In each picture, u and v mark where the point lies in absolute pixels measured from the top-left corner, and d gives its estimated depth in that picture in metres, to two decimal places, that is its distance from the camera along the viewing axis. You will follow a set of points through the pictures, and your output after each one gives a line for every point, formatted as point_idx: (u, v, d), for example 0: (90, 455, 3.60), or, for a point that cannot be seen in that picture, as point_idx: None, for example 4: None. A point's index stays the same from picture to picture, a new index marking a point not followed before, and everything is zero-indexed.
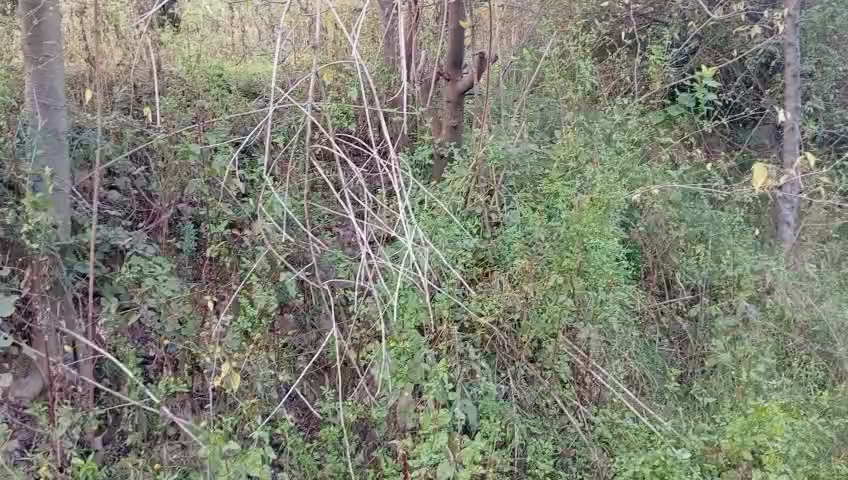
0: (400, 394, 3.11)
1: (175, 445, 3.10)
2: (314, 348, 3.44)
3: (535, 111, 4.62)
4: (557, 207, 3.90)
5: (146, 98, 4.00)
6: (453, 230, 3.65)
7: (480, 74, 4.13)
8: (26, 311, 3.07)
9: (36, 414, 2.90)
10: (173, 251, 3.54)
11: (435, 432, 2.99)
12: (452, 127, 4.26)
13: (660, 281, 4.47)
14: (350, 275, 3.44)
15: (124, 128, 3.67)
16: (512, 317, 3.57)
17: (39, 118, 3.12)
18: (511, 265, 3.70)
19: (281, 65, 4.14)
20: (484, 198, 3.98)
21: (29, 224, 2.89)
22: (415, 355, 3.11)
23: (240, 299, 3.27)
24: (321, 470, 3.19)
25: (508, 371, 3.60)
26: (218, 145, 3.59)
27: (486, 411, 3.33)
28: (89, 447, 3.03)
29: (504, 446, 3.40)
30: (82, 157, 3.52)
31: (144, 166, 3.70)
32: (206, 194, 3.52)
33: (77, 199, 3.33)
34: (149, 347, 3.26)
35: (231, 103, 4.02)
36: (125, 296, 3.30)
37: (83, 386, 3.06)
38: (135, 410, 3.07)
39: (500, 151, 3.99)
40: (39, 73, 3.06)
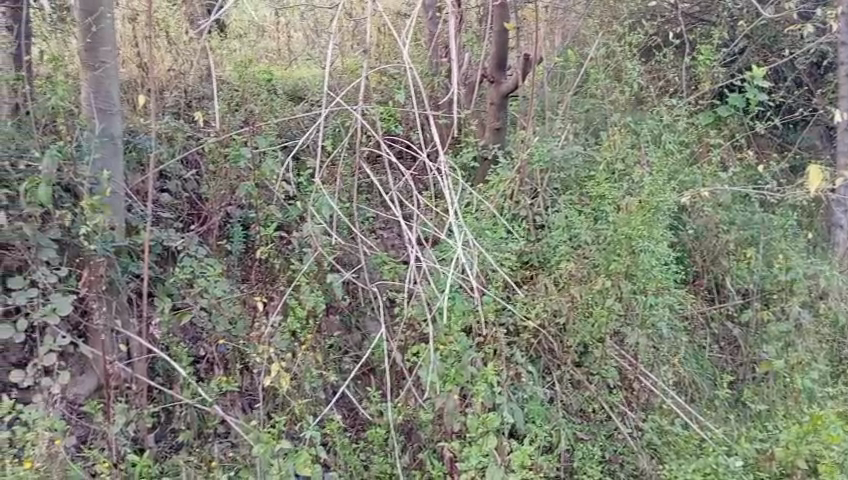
0: (449, 397, 3.08)
1: (225, 443, 3.14)
2: (359, 350, 3.50)
3: (581, 113, 4.55)
4: (603, 209, 3.86)
5: (196, 103, 4.08)
6: (499, 233, 3.63)
7: (525, 76, 4.14)
8: (82, 310, 3.10)
9: (93, 411, 2.98)
10: (223, 253, 3.63)
11: (484, 435, 3.00)
12: (495, 129, 4.27)
13: (710, 285, 4.34)
14: (396, 277, 3.44)
15: (177, 132, 3.75)
16: (558, 321, 3.52)
17: (96, 122, 3.21)
18: (556, 269, 3.65)
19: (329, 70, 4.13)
20: (528, 200, 3.92)
21: (88, 225, 3.00)
22: (463, 357, 3.12)
23: (290, 301, 3.34)
24: (367, 471, 3.22)
25: (554, 375, 3.53)
26: (268, 151, 3.67)
27: (532, 415, 3.30)
28: (142, 445, 3.07)
29: (551, 451, 3.35)
30: (135, 161, 3.60)
31: (194, 170, 3.78)
32: (256, 197, 3.61)
33: (132, 202, 3.42)
34: (200, 346, 3.33)
35: (278, 106, 4.10)
36: (178, 297, 3.36)
37: (137, 385, 3.12)
38: (186, 408, 3.14)
39: (546, 154, 3.97)
40: (97, 79, 3.17)
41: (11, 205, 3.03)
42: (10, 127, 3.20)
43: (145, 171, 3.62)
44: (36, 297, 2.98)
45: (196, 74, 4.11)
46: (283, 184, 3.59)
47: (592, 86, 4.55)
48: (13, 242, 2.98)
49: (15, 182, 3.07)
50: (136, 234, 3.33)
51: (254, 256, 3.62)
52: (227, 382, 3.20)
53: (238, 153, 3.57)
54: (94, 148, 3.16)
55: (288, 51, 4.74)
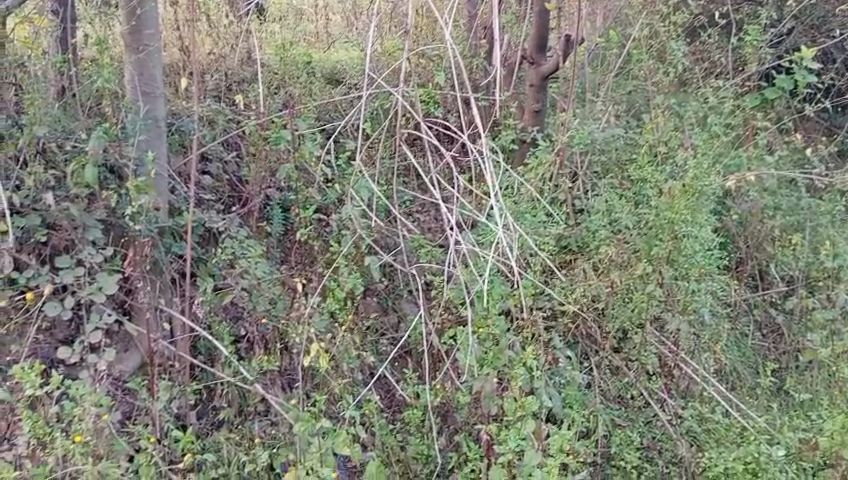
0: (487, 381, 3.07)
1: (265, 421, 3.19)
2: (396, 332, 3.52)
3: (623, 95, 4.48)
4: (645, 192, 3.80)
5: (236, 87, 4.14)
6: (539, 215, 3.60)
7: (566, 57, 4.10)
8: (127, 289, 3.17)
9: (137, 388, 3.04)
10: (264, 234, 3.66)
11: (522, 419, 2.99)
12: (534, 111, 4.24)
13: (753, 271, 4.25)
14: (433, 259, 3.48)
15: (218, 115, 3.79)
16: (597, 306, 3.51)
17: (140, 105, 3.24)
18: (596, 253, 3.61)
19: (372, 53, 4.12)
20: (568, 182, 3.88)
21: (133, 206, 3.04)
22: (501, 340, 3.11)
23: (329, 283, 3.38)
24: (404, 451, 3.23)
25: (592, 360, 3.51)
26: (307, 133, 3.77)
27: (569, 400, 3.27)
28: (185, 421, 3.12)
29: (588, 437, 3.32)
30: (177, 143, 3.65)
31: (235, 153, 3.85)
32: (296, 179, 3.65)
33: (175, 184, 3.45)
34: (241, 326, 3.37)
35: (317, 90, 4.14)
36: (220, 277, 3.41)
37: (180, 362, 3.18)
38: (228, 386, 3.21)
39: (586, 136, 3.87)
40: (141, 62, 3.19)
41: (57, 184, 3.12)
42: (58, 109, 3.34)
43: (188, 153, 3.66)
44: (83, 275, 3.03)
45: (237, 57, 4.16)
46: (321, 165, 3.66)
47: (634, 67, 4.46)
48: (61, 221, 3.04)
49: (62, 162, 3.16)
50: (179, 214, 3.38)
51: (293, 239, 3.67)
52: (268, 360, 3.23)
53: (278, 135, 3.65)
54: (140, 130, 3.20)
55: (326, 34, 4.75)
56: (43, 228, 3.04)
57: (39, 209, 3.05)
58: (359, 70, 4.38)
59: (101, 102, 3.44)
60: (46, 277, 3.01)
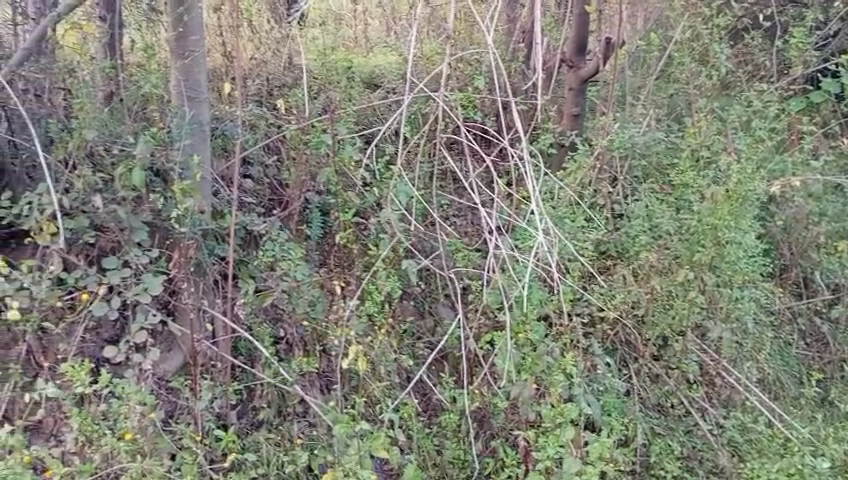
0: (524, 386, 3.05)
1: (303, 423, 3.23)
2: (432, 336, 3.53)
3: (664, 98, 4.39)
4: (687, 197, 3.75)
5: (277, 91, 4.18)
6: (578, 220, 3.57)
7: (607, 60, 4.07)
8: (171, 290, 3.23)
9: (179, 387, 3.12)
10: (302, 237, 3.71)
11: (561, 426, 2.97)
12: (573, 115, 4.19)
13: (798, 278, 4.13)
14: (468, 264, 3.51)
15: (260, 120, 3.87)
16: (637, 313, 3.46)
17: (186, 109, 3.29)
18: (636, 259, 3.55)
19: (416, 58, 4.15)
20: (607, 187, 3.83)
21: (179, 208, 3.09)
22: (538, 346, 3.10)
23: (367, 286, 3.41)
24: (440, 455, 3.25)
25: (631, 368, 3.46)
26: (347, 138, 3.81)
27: (608, 407, 3.24)
28: (225, 421, 3.17)
29: (626, 445, 3.26)
30: (220, 147, 3.74)
31: (276, 157, 3.87)
32: (336, 183, 3.68)
33: (219, 187, 3.53)
34: (280, 327, 3.41)
35: (356, 94, 4.17)
36: (260, 279, 3.44)
37: (221, 363, 3.22)
38: (268, 387, 3.24)
39: (626, 141, 3.89)
40: (186, 67, 3.25)
41: (104, 187, 3.18)
42: (106, 113, 3.37)
43: (229, 157, 3.75)
44: (129, 275, 3.09)
45: (278, 62, 4.22)
46: (360, 170, 3.69)
47: (676, 70, 4.39)
48: (108, 223, 3.11)
49: (109, 166, 3.21)
50: (222, 217, 3.44)
51: (331, 242, 3.71)
52: (308, 361, 3.31)
53: (319, 138, 3.70)
54: (186, 135, 3.26)
55: (365, 39, 4.78)
56: (91, 230, 3.11)
57: (86, 211, 3.10)
58: (398, 75, 4.43)
59: (147, 107, 3.52)
60: (93, 278, 3.07)
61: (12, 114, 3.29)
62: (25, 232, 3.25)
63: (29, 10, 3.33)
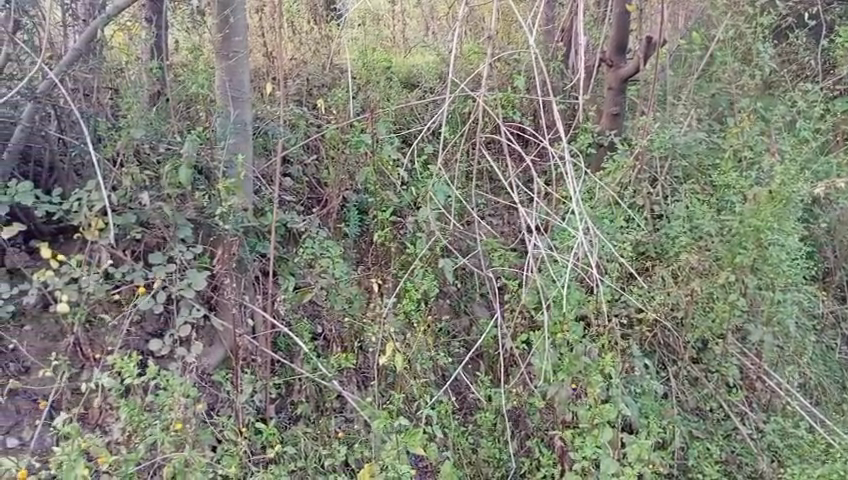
0: (561, 386, 3.06)
1: (340, 418, 3.28)
2: (467, 336, 3.59)
3: (706, 97, 4.37)
4: (729, 198, 3.67)
5: (316, 91, 4.24)
6: (620, 219, 3.55)
7: (647, 59, 4.04)
8: (213, 285, 3.29)
9: (221, 381, 3.19)
10: (341, 235, 3.78)
11: (600, 426, 2.96)
12: (613, 114, 4.18)
13: (842, 283, 4.10)
14: (506, 263, 3.50)
15: (300, 119, 3.94)
16: (676, 315, 3.42)
17: (230, 109, 3.36)
18: (676, 260, 3.51)
19: (458, 60, 4.20)
20: (646, 188, 3.81)
21: (223, 205, 3.14)
22: (576, 347, 3.06)
23: (405, 284, 3.43)
24: (475, 454, 3.23)
25: (669, 370, 3.46)
26: (385, 138, 3.85)
27: (646, 410, 3.21)
28: (265, 414, 3.23)
29: (664, 448, 3.22)
30: (261, 146, 3.79)
31: (315, 156, 3.95)
32: (374, 183, 3.75)
33: (260, 185, 3.60)
34: (318, 323, 3.47)
35: (395, 95, 4.19)
36: (300, 276, 3.49)
37: (261, 357, 3.26)
38: (307, 382, 3.29)
39: (667, 141, 3.87)
40: (230, 68, 3.30)
41: (150, 184, 3.26)
42: (152, 113, 3.45)
43: (270, 156, 3.81)
44: (174, 271, 3.17)
45: (317, 64, 4.30)
46: (399, 170, 3.75)
47: (718, 69, 4.34)
48: (155, 220, 3.20)
49: (154, 163, 3.32)
50: (263, 214, 3.50)
51: (368, 240, 3.77)
52: (345, 358, 3.31)
53: (359, 138, 3.72)
54: (230, 135, 3.34)
55: (403, 40, 4.84)
56: (138, 226, 3.19)
57: (132, 208, 3.19)
58: (435, 75, 4.49)
59: (196, 107, 3.69)
60: (139, 273, 3.13)
61: (61, 113, 3.36)
62: (74, 227, 3.39)
63: (80, 11, 3.36)
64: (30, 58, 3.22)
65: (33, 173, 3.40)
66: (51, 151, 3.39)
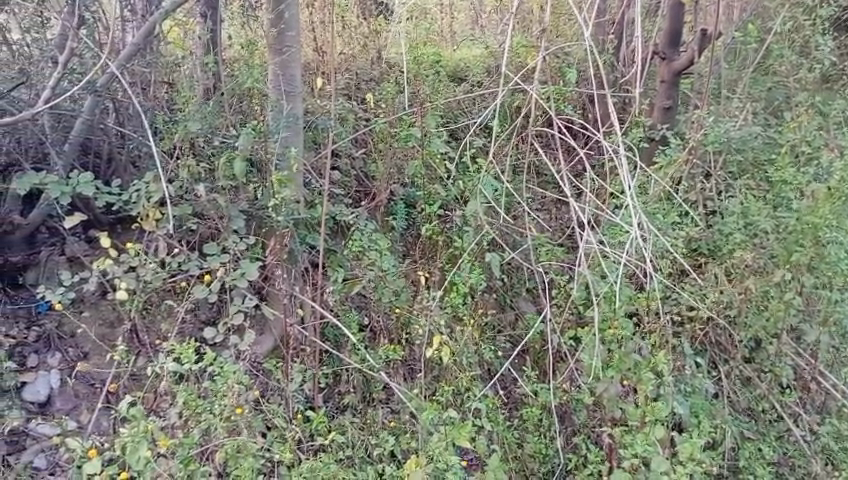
0: (611, 382, 3.02)
1: (387, 408, 3.31)
2: (513, 330, 3.58)
3: (762, 92, 4.25)
4: (786, 195, 3.56)
5: (364, 85, 4.30)
6: (673, 215, 3.48)
7: (701, 53, 4.00)
8: (264, 276, 3.35)
9: (271, 369, 3.23)
10: (388, 229, 3.79)
11: (651, 423, 2.89)
12: (665, 108, 4.16)
13: None
14: (552, 258, 3.49)
15: (350, 113, 3.96)
16: (729, 314, 3.37)
17: (283, 104, 3.41)
18: (729, 258, 3.45)
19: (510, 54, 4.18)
20: (700, 183, 3.78)
21: (275, 197, 3.20)
22: (626, 343, 3.04)
23: (452, 278, 3.44)
24: (521, 449, 3.21)
25: (721, 369, 3.40)
26: (434, 132, 3.85)
27: (696, 408, 3.16)
28: (313, 403, 3.27)
29: (713, 448, 3.18)
30: (311, 139, 3.83)
31: (363, 149, 3.98)
32: (422, 176, 3.78)
33: (310, 177, 3.64)
34: (366, 315, 3.49)
35: (444, 89, 4.25)
36: (348, 268, 3.50)
37: (310, 347, 3.30)
38: (354, 372, 3.33)
39: (721, 135, 3.71)
40: (282, 63, 3.36)
41: (205, 177, 3.36)
42: (207, 107, 3.53)
43: (319, 149, 3.83)
44: (229, 261, 3.24)
45: (365, 58, 4.36)
46: (446, 164, 3.80)
47: (774, 62, 4.26)
48: (209, 211, 3.29)
49: (208, 156, 3.41)
50: (312, 206, 3.53)
51: (414, 234, 3.80)
52: (393, 350, 3.33)
53: (408, 133, 3.75)
54: (283, 128, 3.37)
55: (450, 34, 4.88)
56: (193, 218, 3.29)
57: (188, 200, 3.29)
58: (482, 69, 4.51)
59: (251, 101, 3.69)
60: (195, 263, 3.22)
61: (120, 107, 3.49)
62: (131, 218, 3.50)
63: (138, 6, 3.44)
64: (92, 53, 3.29)
65: (92, 165, 3.51)
66: (110, 144, 3.49)
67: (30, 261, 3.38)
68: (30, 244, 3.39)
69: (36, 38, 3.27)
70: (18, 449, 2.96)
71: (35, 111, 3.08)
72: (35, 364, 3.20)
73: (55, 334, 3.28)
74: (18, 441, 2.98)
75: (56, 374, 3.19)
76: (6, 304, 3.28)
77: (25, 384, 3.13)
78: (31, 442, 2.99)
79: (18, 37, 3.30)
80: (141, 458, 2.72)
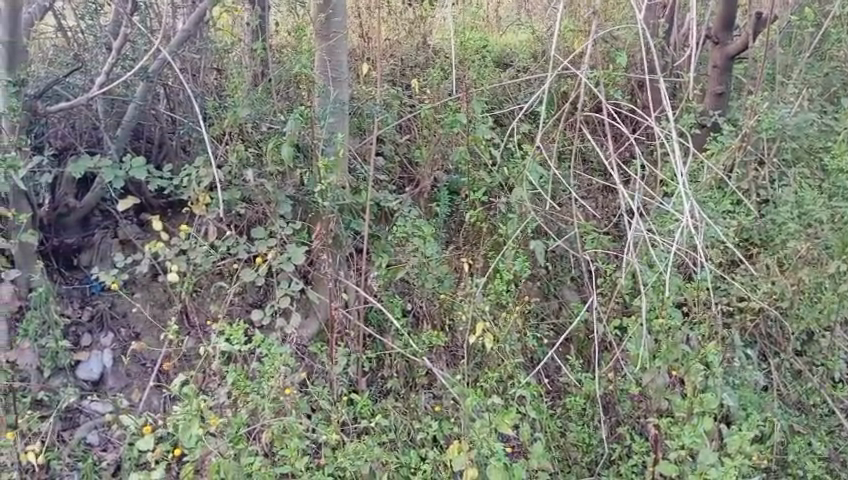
0: (659, 373, 2.96)
1: (430, 394, 3.32)
2: (557, 318, 3.57)
3: (819, 77, 4.14)
4: (843, 183, 3.44)
5: (409, 71, 4.33)
6: (726, 204, 3.44)
7: (755, 37, 3.91)
8: (310, 260, 3.38)
9: (317, 351, 3.28)
10: (432, 215, 3.80)
11: (698, 415, 2.82)
12: (717, 94, 4.09)
13: None
14: (599, 246, 3.46)
15: (396, 99, 3.97)
16: (781, 305, 3.27)
17: (330, 89, 3.43)
18: (783, 248, 3.37)
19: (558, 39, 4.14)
20: (752, 171, 3.68)
21: (322, 183, 3.24)
22: (675, 334, 2.99)
23: (497, 265, 3.43)
24: (564, 437, 3.19)
25: (771, 362, 3.33)
26: (480, 117, 3.81)
27: (745, 401, 3.10)
28: (357, 387, 3.31)
29: (762, 442, 3.09)
30: (355, 126, 3.82)
31: (408, 136, 3.98)
32: (467, 162, 3.74)
33: (354, 163, 3.65)
34: (410, 301, 3.51)
35: (490, 74, 4.25)
36: (392, 254, 3.50)
37: (355, 331, 3.33)
38: (397, 357, 3.35)
39: (776, 122, 3.62)
40: (329, 49, 3.38)
41: (253, 163, 3.40)
42: (256, 93, 3.58)
43: (364, 136, 3.83)
44: (276, 245, 3.28)
45: (411, 44, 4.37)
46: (491, 149, 3.73)
47: (831, 47, 4.18)
48: (257, 196, 3.32)
49: (256, 142, 3.46)
50: (357, 192, 3.54)
51: (458, 221, 3.80)
52: (437, 336, 3.33)
53: (454, 118, 3.70)
54: (329, 114, 3.40)
55: (497, 18, 4.85)
56: (242, 202, 3.34)
57: (237, 184, 3.33)
58: (529, 55, 4.52)
59: (300, 87, 3.69)
60: (244, 247, 3.28)
61: (170, 93, 3.56)
62: (182, 202, 3.56)
63: None
64: (145, 40, 3.38)
65: (145, 149, 3.60)
66: (161, 129, 3.58)
67: (85, 243, 3.49)
68: (85, 227, 3.51)
69: (90, 25, 3.36)
70: (72, 425, 3.08)
71: (90, 97, 3.14)
72: (89, 343, 3.31)
73: (107, 314, 3.38)
74: (72, 418, 3.09)
75: (109, 353, 3.30)
76: (62, 285, 3.40)
77: (80, 363, 3.25)
78: (85, 419, 3.10)
79: (74, 24, 3.41)
80: (194, 435, 2.78)
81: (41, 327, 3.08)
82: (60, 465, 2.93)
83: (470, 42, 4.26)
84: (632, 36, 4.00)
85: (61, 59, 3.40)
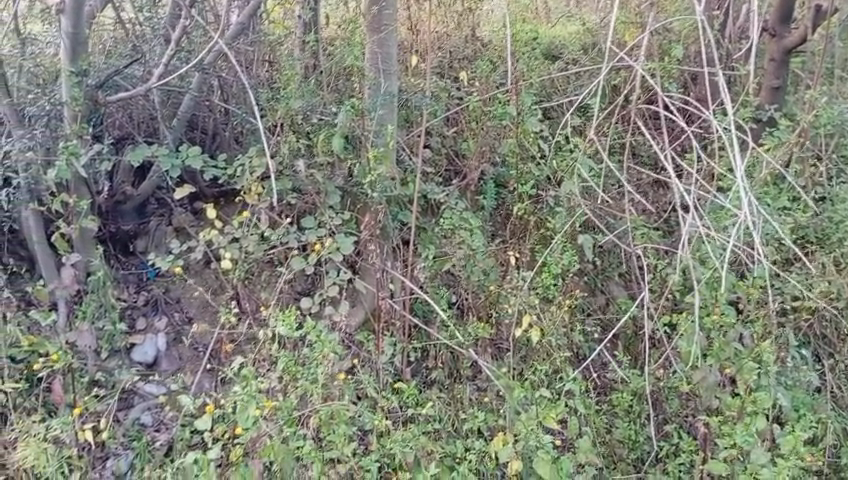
0: (710, 371, 2.93)
1: (476, 385, 3.32)
2: (603, 313, 3.54)
3: None
4: None
5: (457, 64, 4.31)
6: (783, 200, 3.36)
7: (813, 30, 3.81)
8: (358, 251, 3.40)
9: (364, 340, 3.32)
10: (477, 207, 3.80)
11: (750, 415, 2.85)
12: (773, 88, 3.99)
13: None
14: (649, 240, 3.43)
15: (443, 91, 3.98)
16: (838, 305, 3.18)
17: (381, 81, 3.46)
18: (840, 246, 3.29)
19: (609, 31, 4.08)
20: (810, 167, 3.61)
21: (370, 174, 3.29)
22: (729, 333, 2.97)
23: (545, 258, 3.41)
24: (610, 434, 3.15)
25: (826, 363, 3.26)
26: (528, 110, 3.82)
27: (798, 402, 3.04)
28: (402, 377, 3.33)
29: (813, 444, 3.04)
30: (403, 118, 3.79)
31: (455, 128, 3.96)
32: (513, 154, 3.77)
33: (403, 154, 3.65)
34: (456, 292, 3.50)
35: (539, 67, 4.22)
36: (438, 245, 3.52)
37: (401, 321, 3.37)
38: (442, 348, 3.36)
39: (836, 116, 3.62)
40: (380, 41, 3.40)
41: (305, 153, 3.45)
42: (308, 83, 3.66)
43: (411, 128, 3.80)
44: (325, 235, 3.33)
45: (460, 36, 4.35)
46: (540, 142, 3.76)
47: None
48: (307, 186, 3.36)
49: (307, 133, 3.49)
50: (405, 184, 3.52)
51: (504, 214, 3.79)
52: (483, 328, 3.35)
53: (504, 110, 3.75)
54: (380, 106, 3.41)
55: (546, 9, 4.81)
56: (293, 192, 3.37)
57: (288, 174, 3.36)
58: (579, 47, 4.48)
59: (349, 78, 3.71)
60: (294, 236, 3.32)
61: (224, 84, 3.64)
62: (235, 192, 3.61)
63: None
64: (202, 32, 3.48)
65: (199, 138, 3.67)
66: (215, 120, 3.67)
67: (141, 230, 3.60)
68: (142, 215, 3.62)
69: (149, 17, 3.46)
70: (127, 406, 3.18)
71: (148, 88, 3.23)
72: (143, 327, 3.42)
73: (162, 298, 3.48)
74: (128, 399, 3.19)
75: (162, 337, 3.39)
76: (119, 270, 3.51)
77: (135, 346, 3.36)
78: (139, 401, 3.20)
79: (132, 16, 3.50)
80: (250, 417, 2.91)
81: (98, 309, 3.20)
82: (114, 444, 3.04)
83: (520, 35, 4.27)
84: (686, 28, 3.95)
85: (120, 50, 3.48)
